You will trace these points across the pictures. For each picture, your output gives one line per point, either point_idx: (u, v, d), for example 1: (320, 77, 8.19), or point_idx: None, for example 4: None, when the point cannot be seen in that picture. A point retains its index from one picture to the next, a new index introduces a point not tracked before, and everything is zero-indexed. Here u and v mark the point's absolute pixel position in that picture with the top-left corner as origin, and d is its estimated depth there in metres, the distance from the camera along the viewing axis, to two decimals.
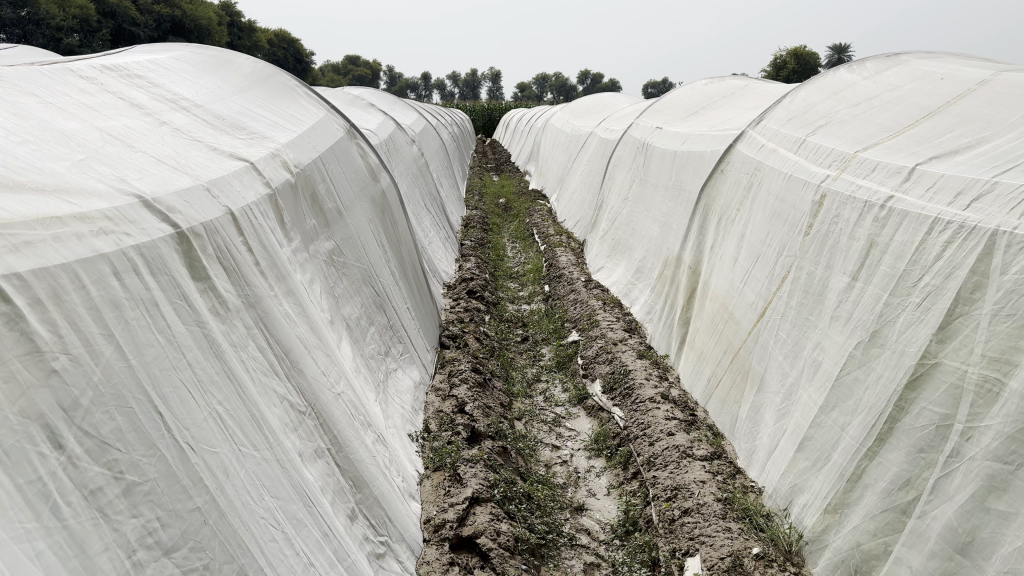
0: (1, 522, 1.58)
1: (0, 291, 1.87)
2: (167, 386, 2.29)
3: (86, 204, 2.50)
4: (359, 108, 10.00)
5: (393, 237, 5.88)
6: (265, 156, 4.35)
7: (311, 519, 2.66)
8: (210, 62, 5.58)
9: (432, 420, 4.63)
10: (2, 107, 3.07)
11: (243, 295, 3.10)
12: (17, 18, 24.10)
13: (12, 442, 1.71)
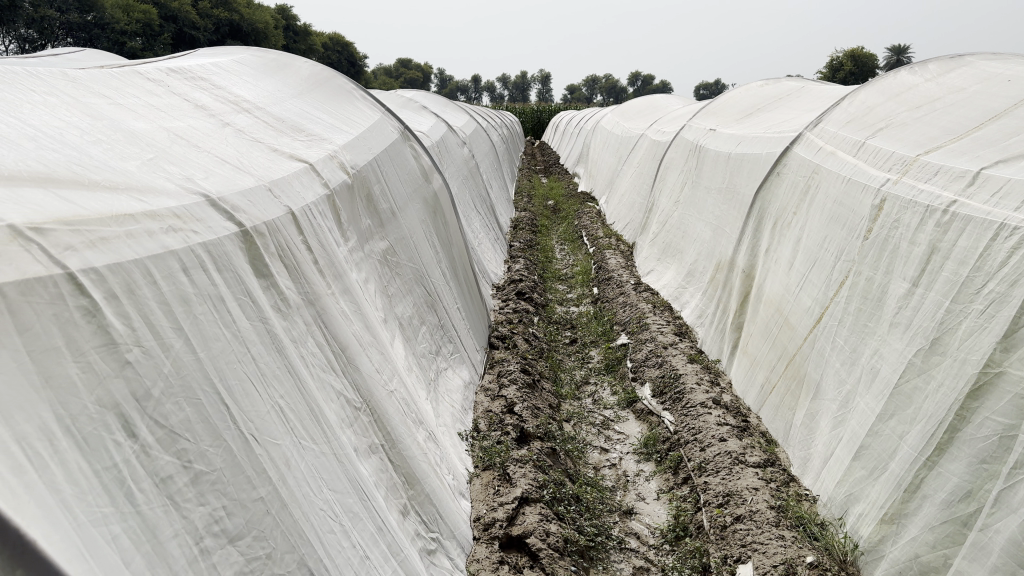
0: (80, 507, 1.64)
1: (79, 286, 1.96)
2: (233, 379, 2.36)
3: (157, 202, 2.59)
4: (411, 110, 10.11)
5: (444, 238, 5.93)
6: (323, 157, 4.44)
7: (367, 513, 2.71)
8: (269, 66, 5.71)
9: (481, 419, 4.66)
10: (76, 108, 3.19)
11: (302, 292, 3.17)
12: (84, 22, 25.01)
13: (89, 430, 1.77)
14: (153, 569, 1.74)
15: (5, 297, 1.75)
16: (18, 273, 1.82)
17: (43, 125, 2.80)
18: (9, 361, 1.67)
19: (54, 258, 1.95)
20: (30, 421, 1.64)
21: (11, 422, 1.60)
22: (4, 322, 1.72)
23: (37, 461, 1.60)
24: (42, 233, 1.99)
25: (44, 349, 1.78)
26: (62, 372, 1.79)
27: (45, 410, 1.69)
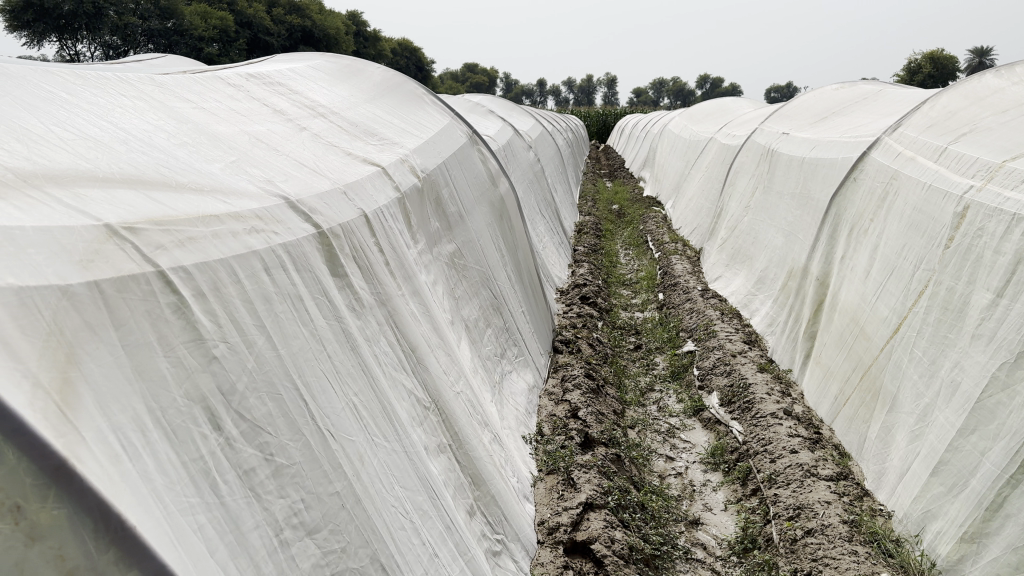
0: (169, 496, 1.71)
1: (169, 283, 2.04)
2: (311, 375, 2.42)
3: (240, 204, 2.67)
4: (478, 114, 10.18)
5: (510, 241, 5.96)
6: (395, 161, 4.52)
7: (436, 511, 2.74)
8: (342, 72, 5.83)
9: (545, 423, 4.66)
10: (163, 112, 3.31)
11: (375, 292, 3.23)
12: (164, 29, 25.94)
13: (178, 421, 1.84)
14: (235, 559, 1.80)
15: (103, 294, 1.84)
16: (114, 271, 1.91)
17: (134, 129, 2.92)
18: (106, 354, 1.75)
19: (147, 257, 2.03)
20: (125, 412, 1.72)
21: (108, 413, 1.67)
22: (101, 318, 1.80)
23: (131, 450, 1.68)
24: (136, 233, 2.07)
25: (138, 343, 1.86)
26: (153, 366, 1.86)
27: (138, 402, 1.77)
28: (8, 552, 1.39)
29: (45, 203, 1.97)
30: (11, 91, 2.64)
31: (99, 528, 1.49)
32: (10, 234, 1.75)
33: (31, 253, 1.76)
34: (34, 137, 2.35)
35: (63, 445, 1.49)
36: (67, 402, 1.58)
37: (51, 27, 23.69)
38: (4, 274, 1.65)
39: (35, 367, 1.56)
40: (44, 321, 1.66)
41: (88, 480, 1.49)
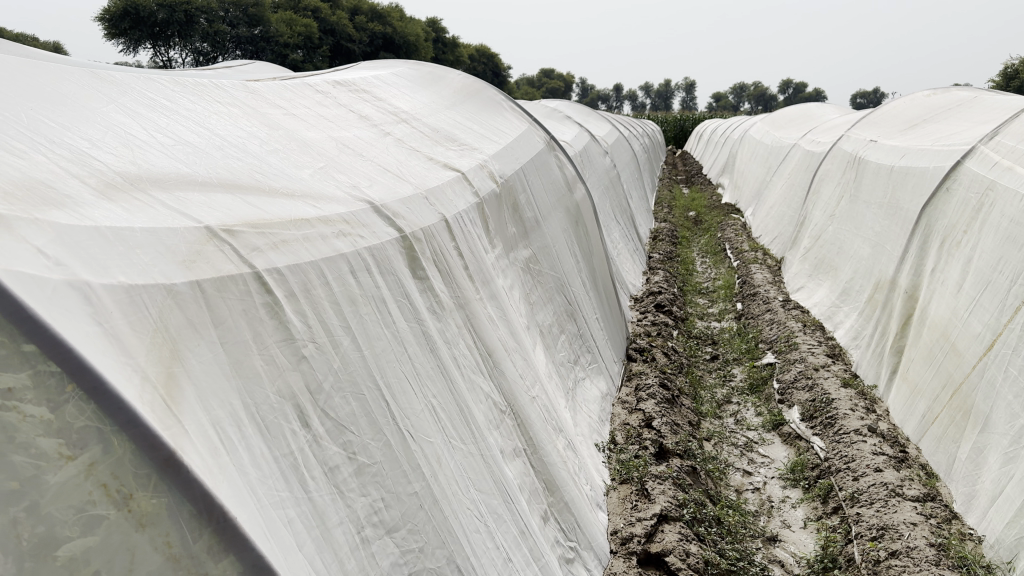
0: (262, 489, 1.77)
1: (263, 284, 2.12)
2: (392, 376, 2.47)
3: (329, 208, 2.76)
4: (555, 120, 10.20)
5: (586, 248, 5.94)
6: (474, 166, 4.57)
7: (510, 515, 2.76)
8: (424, 78, 5.93)
9: (618, 432, 4.63)
10: (255, 118, 3.44)
11: (454, 296, 3.27)
12: (251, 36, 26.88)
13: (270, 417, 1.91)
14: (321, 553, 1.85)
15: (204, 293, 1.92)
16: (214, 272, 1.99)
17: (229, 135, 3.04)
18: (206, 351, 1.84)
19: (244, 259, 2.11)
20: (223, 407, 1.79)
21: (207, 407, 1.75)
22: (202, 316, 1.89)
23: (228, 444, 1.75)
24: (234, 235, 2.16)
25: (235, 342, 1.93)
26: (249, 363, 1.94)
27: (235, 398, 1.84)
28: (120, 536, 1.49)
29: (151, 206, 2.08)
30: (117, 99, 2.78)
31: (202, 516, 1.57)
32: (121, 235, 1.85)
33: (140, 253, 1.86)
34: (140, 143, 2.48)
35: (170, 437, 1.57)
36: (171, 396, 1.67)
37: (146, 34, 24.79)
38: (116, 273, 1.75)
39: (143, 363, 1.65)
40: (152, 319, 1.75)
41: (192, 471, 1.57)
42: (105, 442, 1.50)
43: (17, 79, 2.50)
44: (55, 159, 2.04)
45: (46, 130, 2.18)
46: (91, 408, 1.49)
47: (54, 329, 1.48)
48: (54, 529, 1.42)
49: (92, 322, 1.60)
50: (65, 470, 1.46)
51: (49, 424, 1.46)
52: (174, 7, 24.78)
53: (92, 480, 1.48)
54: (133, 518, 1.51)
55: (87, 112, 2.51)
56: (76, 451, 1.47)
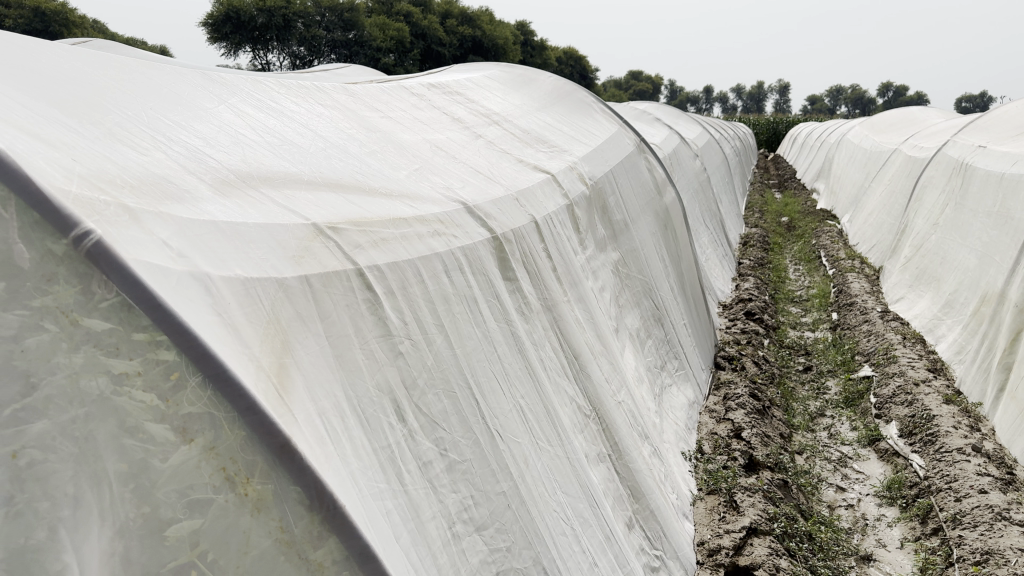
0: (363, 480, 1.82)
1: (365, 281, 2.17)
2: (482, 377, 2.49)
3: (425, 209, 2.81)
4: (644, 122, 10.11)
5: (675, 252, 5.85)
6: (564, 169, 4.58)
7: (596, 520, 2.75)
8: (516, 80, 5.97)
9: (706, 441, 4.56)
10: (354, 120, 3.53)
11: (542, 297, 3.28)
12: (346, 41, 27.71)
13: (370, 410, 1.96)
14: (416, 547, 1.89)
15: (312, 288, 1.99)
16: (321, 267, 2.06)
17: (331, 136, 3.13)
18: (313, 343, 1.90)
19: (348, 255, 2.18)
20: (329, 399, 1.85)
21: (315, 398, 1.81)
22: (310, 310, 1.95)
23: (334, 434, 1.80)
24: (338, 233, 2.23)
25: (339, 335, 2.00)
26: (351, 357, 1.99)
27: (339, 390, 1.90)
28: (235, 519, 1.57)
29: (262, 203, 2.16)
30: (228, 99, 2.91)
31: (312, 503, 1.63)
32: (236, 230, 1.94)
33: (254, 247, 1.94)
34: (250, 142, 2.58)
35: (284, 425, 1.64)
36: (282, 385, 1.73)
37: (246, 38, 25.91)
38: (233, 266, 1.83)
39: (258, 352, 1.72)
40: (265, 310, 1.82)
41: (305, 459, 1.63)
42: (219, 427, 1.58)
43: (139, 80, 2.63)
44: (173, 155, 2.14)
45: (164, 129, 2.29)
46: (210, 392, 1.58)
47: (178, 317, 1.57)
48: (175, 508, 1.52)
49: (212, 311, 1.68)
50: (189, 451, 1.55)
51: (172, 409, 1.55)
52: (273, 12, 25.85)
53: (212, 463, 1.56)
54: (249, 503, 1.59)
55: (201, 112, 2.63)
56: (197, 434, 1.56)
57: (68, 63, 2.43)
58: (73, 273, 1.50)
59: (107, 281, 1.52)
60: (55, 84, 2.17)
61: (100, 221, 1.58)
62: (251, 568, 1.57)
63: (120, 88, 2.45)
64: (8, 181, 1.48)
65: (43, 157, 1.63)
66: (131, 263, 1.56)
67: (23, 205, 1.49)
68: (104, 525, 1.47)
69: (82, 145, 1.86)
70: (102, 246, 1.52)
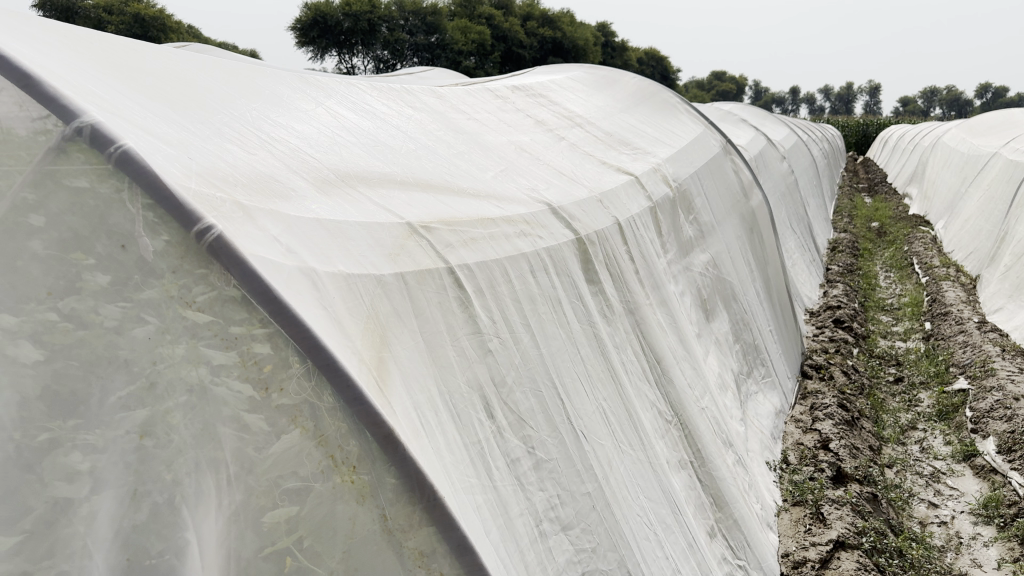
0: (456, 475, 1.84)
1: (456, 279, 2.21)
2: (568, 378, 2.50)
3: (511, 209, 2.85)
4: (729, 124, 9.91)
5: (763, 256, 5.72)
6: (648, 170, 4.54)
7: (678, 526, 2.73)
8: (599, 81, 5.95)
9: (792, 451, 4.49)
10: (440, 121, 3.59)
11: (625, 300, 3.25)
12: (429, 44, 28.14)
13: (462, 406, 1.99)
14: (505, 544, 1.90)
15: (407, 285, 2.05)
16: (415, 264, 2.11)
17: (420, 137, 3.20)
18: (409, 339, 1.95)
19: (440, 254, 2.22)
20: (423, 393, 1.89)
21: (411, 392, 1.85)
22: (406, 306, 2.01)
23: (428, 427, 1.83)
24: (431, 232, 2.28)
25: (433, 332, 2.04)
26: (443, 353, 2.03)
27: (433, 385, 1.93)
28: (342, 506, 1.63)
29: (360, 202, 2.23)
30: (323, 101, 3.00)
31: (413, 492, 1.68)
32: (338, 228, 2.02)
33: (354, 244, 2.01)
34: (346, 142, 2.66)
35: (388, 417, 1.69)
36: (382, 378, 1.77)
37: (332, 42, 26.63)
38: (336, 262, 1.90)
39: (360, 346, 1.77)
40: (366, 305, 1.89)
41: (407, 449, 1.68)
42: (322, 417, 1.65)
43: (242, 83, 2.73)
44: (278, 155, 2.23)
45: (266, 128, 2.38)
46: (317, 381, 1.65)
47: (288, 309, 1.64)
48: (284, 494, 1.60)
49: (318, 305, 1.74)
50: (300, 438, 1.62)
51: (284, 397, 1.63)
52: (358, 16, 26.47)
53: (321, 451, 1.63)
54: (356, 490, 1.65)
55: (299, 113, 2.72)
56: (308, 422, 1.63)
57: (179, 66, 2.57)
58: (169, 269, 1.60)
59: (226, 274, 1.62)
60: (169, 87, 2.28)
61: (219, 217, 1.68)
62: (355, 554, 1.64)
63: (226, 90, 2.56)
64: (131, 178, 1.61)
65: (165, 156, 1.73)
66: (249, 259, 1.66)
67: (145, 201, 1.61)
68: (221, 508, 1.56)
69: (197, 144, 1.95)
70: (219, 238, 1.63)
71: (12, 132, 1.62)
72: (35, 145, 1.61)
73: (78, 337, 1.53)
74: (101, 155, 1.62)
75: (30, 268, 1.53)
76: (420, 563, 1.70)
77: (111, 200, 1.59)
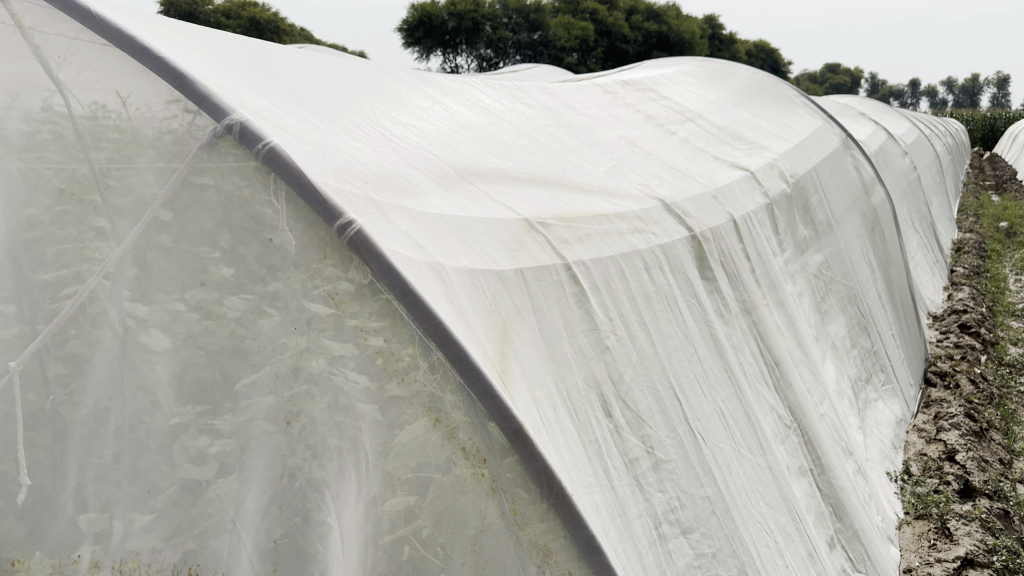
0: (576, 472, 1.84)
1: (573, 275, 2.20)
2: (684, 379, 2.44)
3: (624, 205, 2.82)
4: (847, 118, 9.49)
5: (887, 256, 5.44)
6: (763, 166, 4.40)
7: (798, 535, 2.64)
8: (711, 75, 5.81)
9: (914, 462, 4.28)
10: (551, 116, 3.58)
11: (741, 299, 3.16)
12: (532, 41, 28.24)
13: (580, 403, 1.98)
14: (623, 545, 1.88)
15: (525, 280, 2.05)
16: (533, 261, 2.12)
17: (531, 132, 3.20)
18: (528, 335, 1.96)
19: (557, 250, 2.22)
20: (543, 389, 1.89)
21: (531, 388, 1.85)
22: (525, 302, 2.01)
23: (547, 423, 1.83)
24: (547, 228, 2.29)
25: (551, 328, 2.03)
26: (561, 349, 2.02)
27: (551, 381, 1.93)
28: (469, 498, 1.67)
29: (478, 198, 2.26)
30: (438, 97, 3.04)
31: (541, 487, 1.69)
32: (461, 225, 2.05)
33: (477, 241, 2.05)
34: (464, 139, 2.69)
35: (517, 412, 1.70)
36: (505, 374, 1.78)
37: (437, 42, 27.12)
38: (460, 258, 1.93)
39: (484, 341, 1.79)
40: (489, 301, 1.91)
41: (537, 445, 1.69)
42: (448, 410, 1.68)
43: (364, 81, 2.81)
44: (401, 151, 2.27)
45: (386, 125, 2.44)
46: (451, 374, 1.67)
47: (424, 302, 1.66)
48: (413, 482, 1.65)
49: (446, 299, 1.76)
50: (434, 431, 1.66)
51: (416, 388, 1.67)
52: (462, 15, 26.84)
53: (453, 443, 1.67)
54: (485, 484, 1.68)
55: (415, 109, 2.77)
56: (441, 414, 1.67)
57: (302, 65, 2.66)
58: (285, 262, 1.67)
59: (365, 268, 1.66)
60: (299, 87, 2.37)
61: (355, 211, 1.72)
62: (485, 547, 1.68)
63: (350, 88, 2.63)
64: (281, 176, 1.68)
65: (304, 152, 1.79)
66: (388, 254, 1.68)
67: (290, 194, 1.69)
68: (361, 492, 1.65)
69: (328, 141, 2.02)
70: (362, 235, 1.66)
71: (137, 132, 1.74)
72: (163, 146, 1.73)
73: (204, 326, 1.67)
74: (250, 151, 1.68)
75: (158, 260, 1.68)
76: (549, 560, 1.72)
77: (233, 196, 1.69)
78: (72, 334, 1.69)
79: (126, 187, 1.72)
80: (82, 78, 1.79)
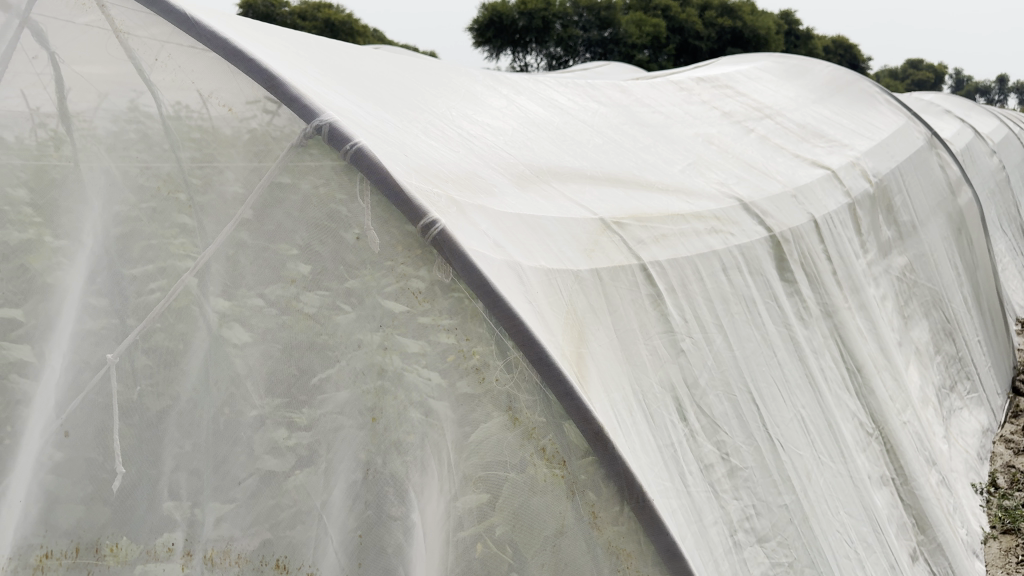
0: (652, 476, 1.82)
1: (649, 275, 2.18)
2: (762, 383, 2.39)
3: (700, 204, 2.77)
4: (931, 115, 9.13)
5: (975, 259, 5.22)
6: (845, 164, 4.27)
7: (880, 546, 2.56)
8: (790, 71, 5.66)
9: (1001, 474, 4.09)
10: (625, 114, 3.55)
11: (821, 302, 3.07)
12: (602, 40, 28.04)
13: (655, 407, 1.96)
14: (699, 550, 1.85)
15: (602, 280, 2.04)
16: (609, 260, 2.11)
17: (605, 130, 3.18)
18: (605, 335, 1.94)
19: (633, 250, 2.20)
20: (618, 390, 1.87)
21: (608, 389, 1.84)
22: (602, 303, 2.00)
23: (623, 425, 1.82)
24: (623, 228, 2.28)
25: (627, 330, 2.02)
26: (637, 351, 2.00)
27: (627, 383, 1.91)
28: (546, 498, 1.67)
29: (553, 196, 2.26)
30: (512, 96, 3.05)
31: (620, 490, 1.68)
32: (538, 224, 2.05)
33: (553, 240, 2.04)
34: (538, 138, 2.69)
35: (597, 414, 1.69)
36: (582, 374, 1.77)
37: (507, 41, 27.19)
38: (537, 258, 1.93)
39: (561, 341, 1.78)
40: (566, 300, 1.90)
41: (616, 448, 1.67)
42: (523, 411, 1.68)
43: (440, 81, 2.83)
44: (477, 150, 2.28)
45: (459, 123, 2.45)
46: (528, 373, 1.67)
47: (505, 302, 1.66)
48: (490, 480, 1.67)
49: (525, 298, 1.76)
50: (513, 431, 1.67)
51: (494, 387, 1.68)
52: (533, 14, 26.84)
53: (531, 443, 1.67)
54: (564, 486, 1.68)
55: (489, 108, 2.78)
56: (519, 413, 1.67)
57: (379, 65, 2.70)
58: (363, 260, 1.70)
59: (447, 267, 1.67)
60: (379, 87, 2.40)
61: (437, 210, 1.74)
62: (564, 548, 1.68)
63: (425, 88, 2.66)
64: (366, 175, 1.70)
65: (387, 151, 1.81)
66: (469, 252, 1.69)
67: (371, 192, 1.71)
68: (442, 491, 1.67)
69: (407, 139, 2.04)
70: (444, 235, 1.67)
71: (220, 132, 1.80)
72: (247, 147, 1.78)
73: (284, 322, 1.71)
74: (338, 152, 1.71)
75: (242, 258, 1.74)
76: (627, 564, 1.71)
77: (314, 196, 1.73)
78: (158, 327, 1.75)
79: (211, 186, 1.79)
80: (169, 79, 1.85)
